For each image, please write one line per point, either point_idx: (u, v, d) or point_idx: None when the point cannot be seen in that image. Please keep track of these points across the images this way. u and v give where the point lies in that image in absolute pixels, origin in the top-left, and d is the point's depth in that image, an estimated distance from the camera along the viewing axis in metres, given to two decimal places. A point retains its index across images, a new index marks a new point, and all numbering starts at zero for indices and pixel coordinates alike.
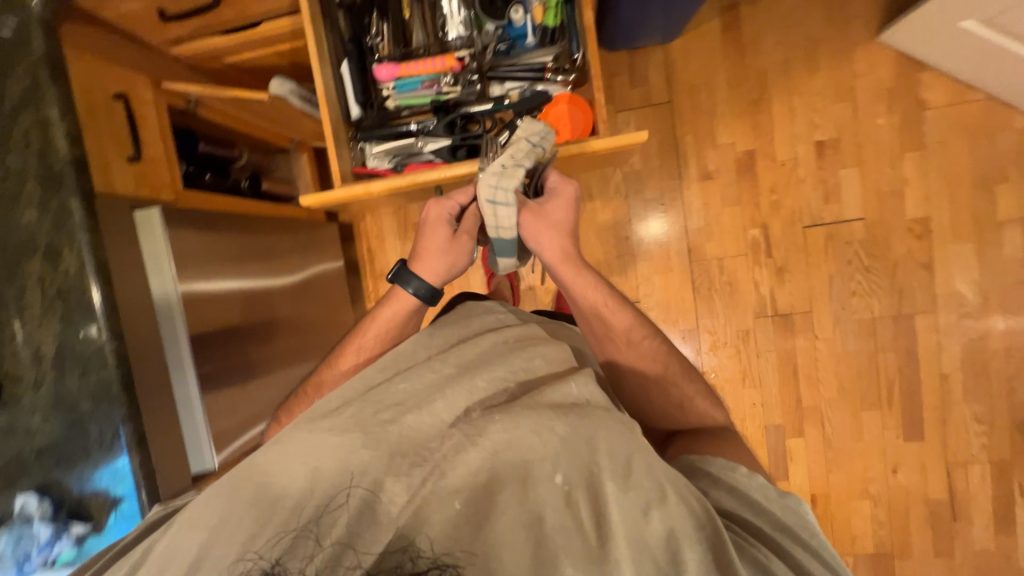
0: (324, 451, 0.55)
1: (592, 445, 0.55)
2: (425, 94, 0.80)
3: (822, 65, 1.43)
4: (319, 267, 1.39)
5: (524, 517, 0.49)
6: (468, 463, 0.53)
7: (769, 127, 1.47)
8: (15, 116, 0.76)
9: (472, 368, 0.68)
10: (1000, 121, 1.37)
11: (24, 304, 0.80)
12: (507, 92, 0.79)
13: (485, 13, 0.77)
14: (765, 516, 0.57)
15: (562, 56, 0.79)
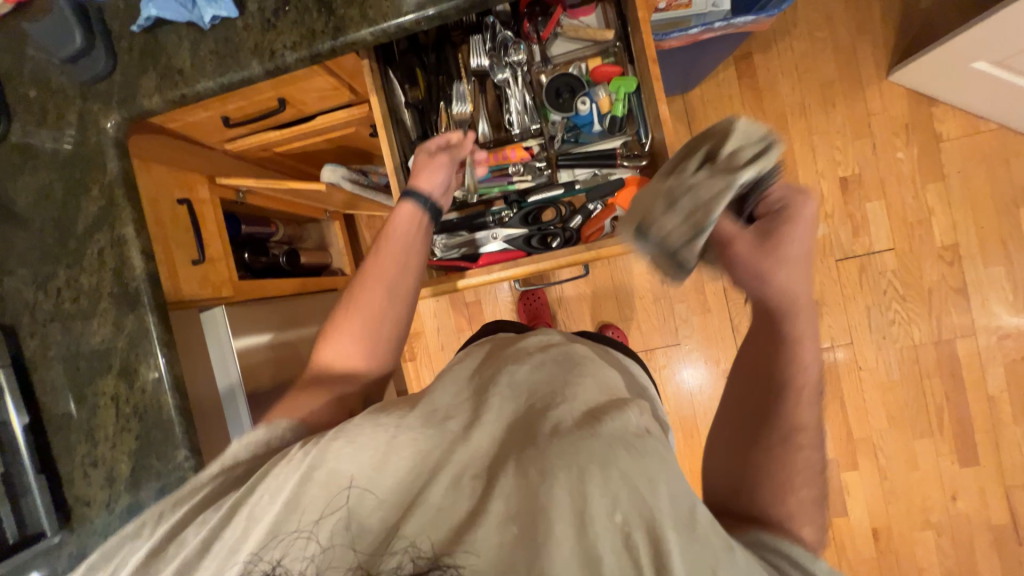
0: (388, 447, 0.52)
1: (656, 485, 0.46)
2: (495, 183, 0.85)
3: (837, 104, 1.48)
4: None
5: (573, 559, 0.42)
6: (508, 486, 0.47)
7: (792, 167, 1.51)
8: (91, 236, 0.77)
9: (521, 366, 0.61)
10: (1015, 148, 1.42)
11: (97, 424, 0.78)
12: (576, 177, 0.84)
13: (551, 105, 0.82)
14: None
15: (630, 142, 0.82)
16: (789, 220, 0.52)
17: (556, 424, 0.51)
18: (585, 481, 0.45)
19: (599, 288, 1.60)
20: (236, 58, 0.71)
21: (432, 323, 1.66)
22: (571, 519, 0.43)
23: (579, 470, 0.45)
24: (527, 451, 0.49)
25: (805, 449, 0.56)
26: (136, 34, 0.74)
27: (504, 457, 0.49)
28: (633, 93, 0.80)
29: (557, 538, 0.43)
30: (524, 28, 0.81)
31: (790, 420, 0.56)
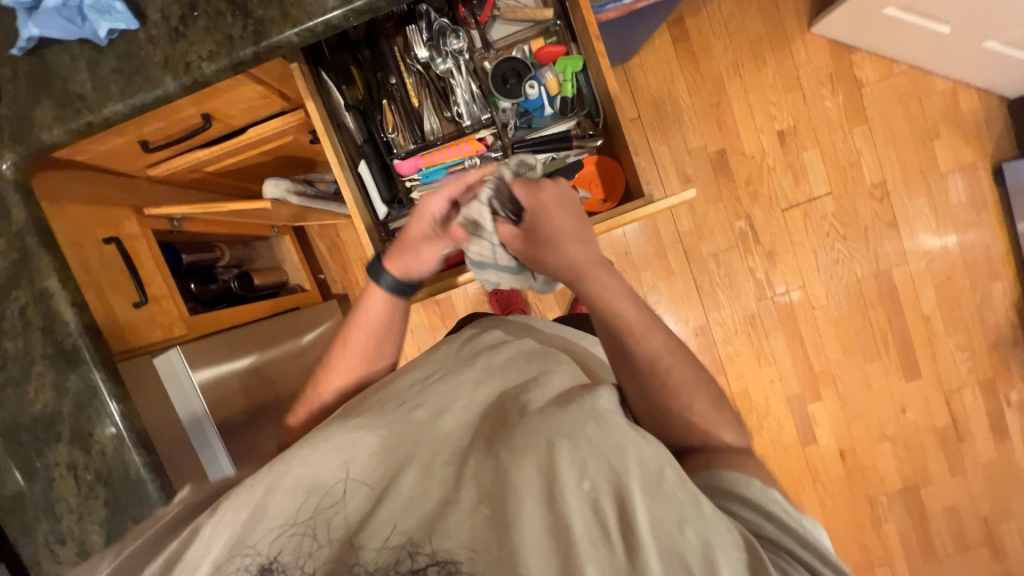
0: (369, 444, 0.56)
1: (621, 450, 0.50)
2: (452, 180, 0.83)
3: (767, 60, 1.54)
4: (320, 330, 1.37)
5: (540, 522, 0.46)
6: (477, 471, 0.52)
7: (733, 126, 1.56)
8: (7, 294, 0.68)
9: (500, 370, 0.67)
10: (925, 85, 1.54)
11: (54, 499, 0.71)
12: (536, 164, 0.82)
13: (500, 91, 0.80)
14: (799, 545, 0.48)
15: (583, 121, 0.84)
16: (536, 210, 0.66)
17: (535, 412, 0.57)
18: (551, 453, 0.50)
19: None
20: (144, 76, 0.64)
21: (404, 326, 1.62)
22: (547, 481, 0.48)
23: (547, 446, 0.51)
24: (510, 433, 0.55)
25: (675, 369, 0.63)
26: (18, 59, 0.64)
27: (491, 441, 0.55)
28: (579, 71, 0.81)
29: (526, 507, 0.47)
30: (460, 14, 0.79)
31: (644, 357, 0.63)
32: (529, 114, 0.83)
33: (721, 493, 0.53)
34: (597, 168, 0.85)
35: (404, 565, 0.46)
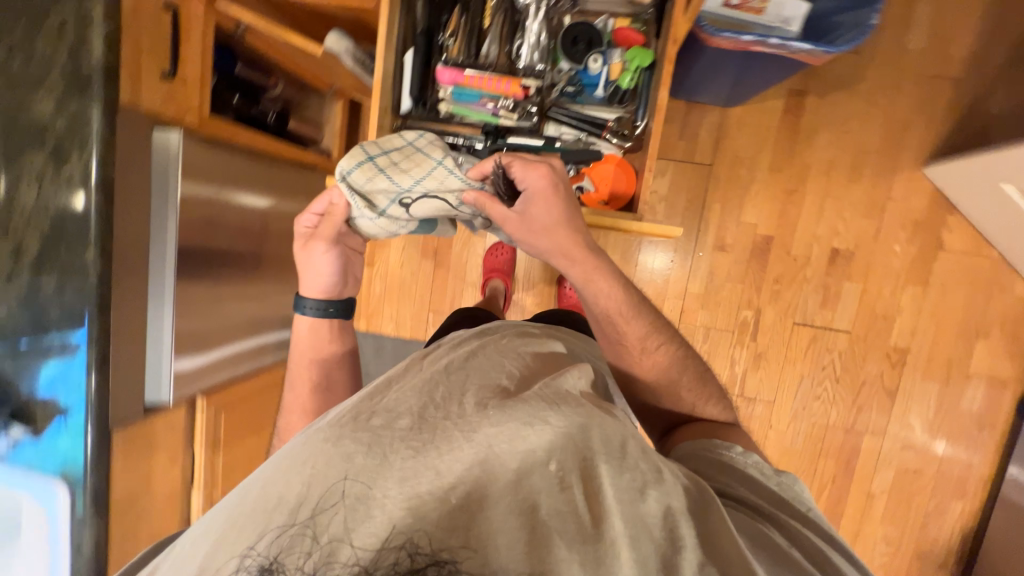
0: (323, 453, 0.51)
1: (586, 427, 0.56)
2: (480, 109, 0.87)
3: (863, 177, 1.45)
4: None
5: (516, 506, 0.49)
6: (447, 452, 0.51)
7: (794, 220, 1.49)
8: (58, 3, 0.74)
9: (461, 359, 0.67)
10: (1002, 282, 1.43)
11: (17, 192, 0.79)
12: (560, 134, 0.89)
13: (564, 52, 0.85)
14: (763, 489, 0.64)
15: (623, 119, 0.89)
16: (532, 196, 0.78)
17: (501, 396, 0.58)
18: (519, 440, 0.52)
19: None
20: None
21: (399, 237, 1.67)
22: (522, 464, 0.51)
23: (515, 433, 0.52)
24: (475, 411, 0.55)
25: (659, 348, 0.86)
26: None
27: (464, 422, 0.54)
28: (644, 67, 0.84)
29: (496, 493, 0.49)
30: None
31: (634, 337, 0.85)
32: (581, 87, 0.88)
33: (705, 454, 0.70)
34: (614, 165, 0.86)
35: (404, 566, 0.44)
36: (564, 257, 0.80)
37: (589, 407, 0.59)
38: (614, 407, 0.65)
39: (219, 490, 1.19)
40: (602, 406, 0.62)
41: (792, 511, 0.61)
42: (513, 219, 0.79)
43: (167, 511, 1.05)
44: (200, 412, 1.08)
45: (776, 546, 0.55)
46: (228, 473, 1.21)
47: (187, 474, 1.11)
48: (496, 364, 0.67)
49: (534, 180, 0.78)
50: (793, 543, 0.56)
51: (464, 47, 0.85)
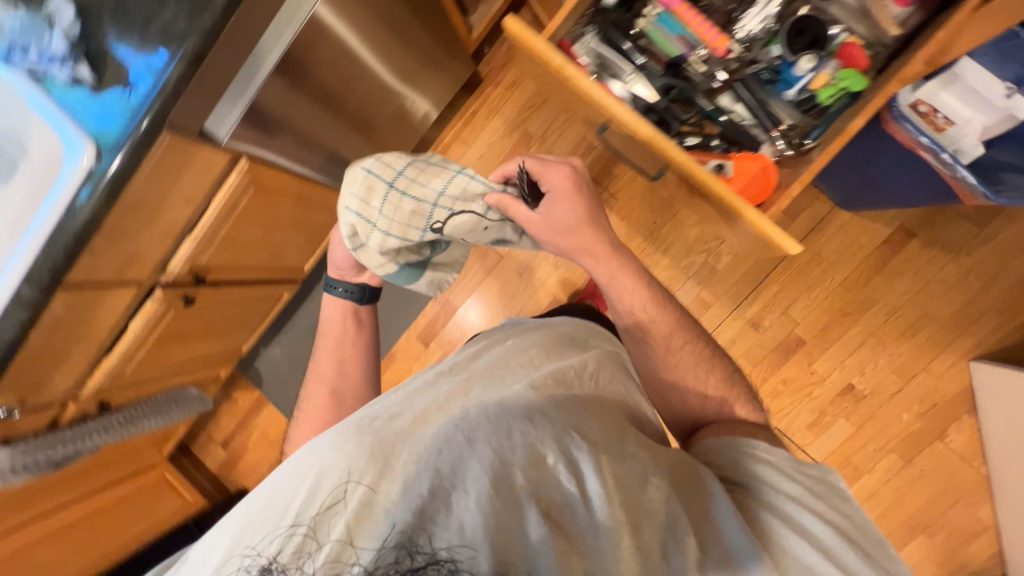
0: (325, 460, 0.59)
1: (581, 428, 0.67)
2: (676, 43, 0.87)
3: (914, 338, 1.45)
4: (413, 104, 1.45)
5: (523, 500, 0.57)
6: (448, 450, 0.60)
7: (832, 340, 1.49)
8: None
9: (470, 365, 0.77)
10: (973, 498, 1.44)
11: None
12: (730, 110, 0.88)
13: (782, 38, 0.84)
14: (787, 487, 0.71)
15: (798, 130, 0.86)
16: (559, 198, 0.86)
17: (502, 402, 0.68)
18: (517, 439, 0.62)
19: None
20: None
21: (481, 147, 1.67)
22: (522, 464, 0.60)
23: (514, 436, 0.63)
24: (475, 420, 0.64)
25: (681, 349, 0.93)
26: None
27: (465, 428, 0.62)
28: (849, 92, 0.83)
29: (500, 483, 0.57)
30: None
31: (659, 336, 0.93)
32: (776, 81, 0.87)
33: (726, 460, 0.76)
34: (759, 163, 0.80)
35: (404, 564, 0.52)
36: (590, 254, 0.90)
37: (578, 414, 0.70)
38: (612, 406, 0.77)
39: (207, 256, 1.17)
40: (595, 406, 0.74)
41: (813, 507, 0.69)
42: (539, 223, 0.88)
43: (157, 240, 1.02)
44: (235, 172, 1.05)
45: (782, 547, 0.65)
46: (223, 246, 1.19)
47: (191, 221, 1.08)
48: (502, 371, 0.76)
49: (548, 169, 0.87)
50: (805, 541, 0.65)
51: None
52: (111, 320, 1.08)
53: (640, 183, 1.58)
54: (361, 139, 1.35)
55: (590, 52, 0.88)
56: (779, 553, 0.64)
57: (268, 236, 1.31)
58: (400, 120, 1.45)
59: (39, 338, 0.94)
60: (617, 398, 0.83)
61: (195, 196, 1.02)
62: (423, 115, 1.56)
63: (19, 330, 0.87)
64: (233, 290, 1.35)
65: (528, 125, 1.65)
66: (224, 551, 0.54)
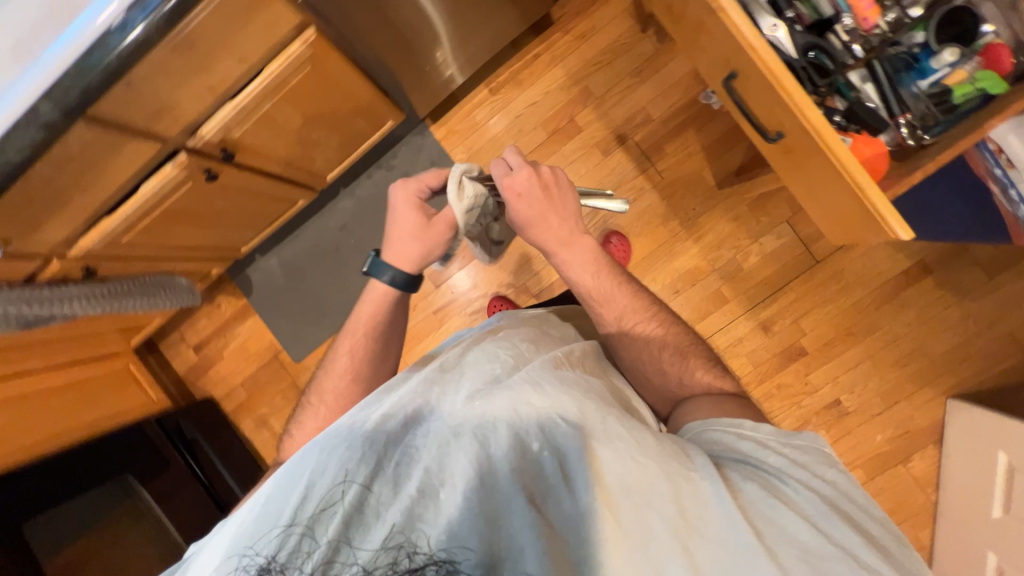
0: (307, 464, 0.55)
1: (567, 406, 0.62)
2: (827, 5, 0.86)
3: (905, 369, 1.52)
4: (442, 61, 1.35)
5: (517, 494, 0.54)
6: (432, 443, 0.57)
7: (831, 355, 1.55)
8: None
9: (454, 350, 0.72)
10: (919, 524, 1.54)
11: None
12: (862, 88, 0.88)
13: (929, 26, 0.86)
14: (769, 462, 0.63)
15: (924, 121, 0.88)
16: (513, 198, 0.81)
17: (488, 389, 0.63)
18: (500, 425, 0.58)
19: (644, 238, 1.59)
20: None
21: (537, 95, 1.61)
22: (509, 456, 0.56)
23: (497, 423, 0.58)
24: (462, 411, 0.60)
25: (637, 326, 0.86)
26: None
27: (449, 422, 0.58)
28: (985, 93, 0.85)
29: (490, 477, 0.54)
30: None
31: (612, 316, 0.86)
32: (910, 68, 0.89)
33: (707, 436, 0.68)
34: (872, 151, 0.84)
35: (403, 564, 0.48)
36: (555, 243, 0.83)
37: (564, 394, 0.63)
38: (597, 384, 0.72)
39: (242, 131, 1.05)
40: (585, 386, 0.68)
41: (801, 479, 0.61)
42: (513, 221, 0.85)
43: (198, 98, 0.91)
44: (299, 42, 0.94)
45: (768, 518, 0.55)
46: (260, 125, 1.07)
47: (237, 86, 0.96)
48: (485, 353, 0.70)
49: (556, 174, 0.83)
50: (796, 512, 0.56)
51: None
52: (124, 175, 0.95)
53: (689, 167, 1.56)
54: (427, 48, 1.25)
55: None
56: (765, 525, 0.54)
57: (306, 129, 1.20)
58: (431, 70, 1.36)
59: (45, 171, 0.82)
60: (607, 384, 0.76)
61: (251, 58, 0.91)
62: (449, 78, 1.46)
63: (30, 153, 0.76)
64: (254, 179, 1.23)
65: (590, 82, 1.59)
66: (215, 561, 0.49)
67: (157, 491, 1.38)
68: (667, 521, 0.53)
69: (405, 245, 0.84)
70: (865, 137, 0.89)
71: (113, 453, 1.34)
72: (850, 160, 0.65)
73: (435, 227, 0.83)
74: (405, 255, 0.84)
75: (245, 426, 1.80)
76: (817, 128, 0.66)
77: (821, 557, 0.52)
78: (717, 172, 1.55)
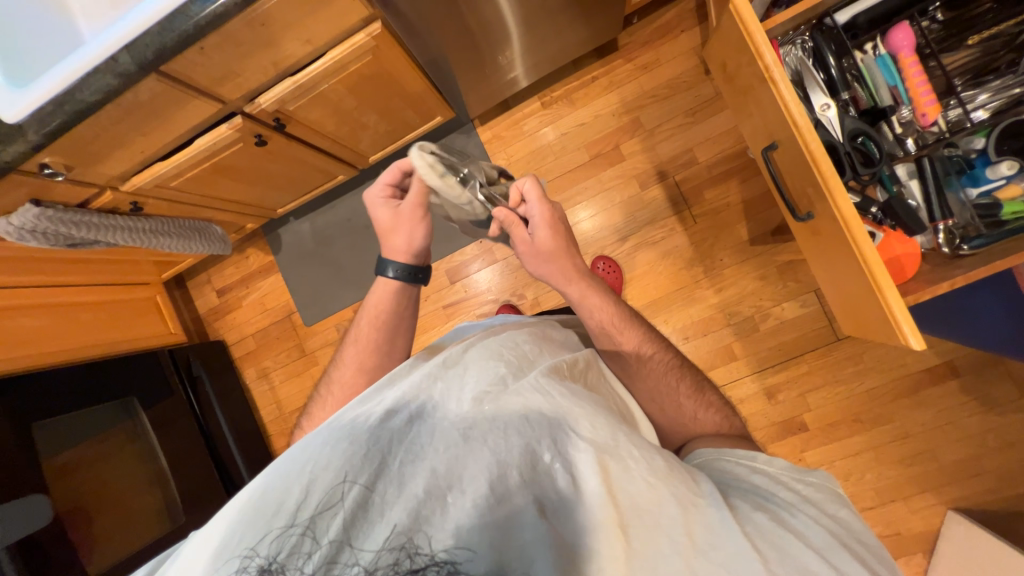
0: (311, 456, 0.53)
1: (576, 415, 0.60)
2: (885, 94, 0.93)
3: (908, 468, 1.45)
4: (507, 62, 1.36)
5: (524, 509, 0.52)
6: (440, 440, 0.55)
7: (833, 436, 1.49)
8: None
9: (464, 348, 0.71)
10: None
11: None
12: (906, 182, 0.93)
13: (991, 135, 0.89)
14: (779, 495, 0.63)
15: (967, 227, 0.89)
16: (540, 223, 0.84)
17: (498, 390, 0.61)
18: (510, 430, 0.56)
19: (664, 277, 1.57)
20: None
21: (587, 117, 1.61)
22: (518, 465, 0.54)
23: (507, 429, 0.56)
24: (470, 413, 0.58)
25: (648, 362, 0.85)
26: None
27: (460, 423, 0.56)
28: None
29: (498, 487, 0.52)
30: None
31: (629, 350, 0.85)
32: (964, 172, 0.93)
33: (721, 465, 0.68)
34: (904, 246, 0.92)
35: (404, 565, 0.47)
36: (563, 276, 0.85)
37: (574, 404, 0.62)
38: (601, 397, 0.70)
39: (297, 105, 1.10)
40: (592, 398, 0.66)
41: (809, 513, 0.60)
42: (527, 244, 0.85)
43: (261, 70, 0.96)
44: (363, 33, 0.98)
45: (780, 545, 0.53)
46: (315, 103, 1.12)
47: (300, 64, 1.01)
48: (493, 355, 0.68)
49: (548, 210, 0.85)
50: (806, 543, 0.54)
51: (925, 43, 0.94)
52: (183, 127, 1.01)
53: (724, 216, 1.53)
54: (487, 55, 1.28)
55: (794, 63, 0.98)
56: (773, 550, 0.52)
57: (358, 112, 1.24)
58: (498, 67, 1.37)
59: (114, 113, 0.89)
60: (607, 398, 0.74)
61: (316, 40, 0.95)
62: (512, 80, 1.48)
63: (102, 96, 0.83)
64: (301, 150, 1.29)
65: (642, 113, 1.58)
66: (214, 555, 0.48)
67: (155, 416, 1.46)
68: (675, 543, 0.51)
69: (390, 237, 0.87)
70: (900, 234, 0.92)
71: (127, 375, 1.44)
72: (872, 258, 0.67)
73: (408, 213, 0.84)
74: (392, 246, 0.87)
75: (249, 374, 1.89)
76: (843, 216, 0.68)
77: None
78: (752, 227, 1.51)
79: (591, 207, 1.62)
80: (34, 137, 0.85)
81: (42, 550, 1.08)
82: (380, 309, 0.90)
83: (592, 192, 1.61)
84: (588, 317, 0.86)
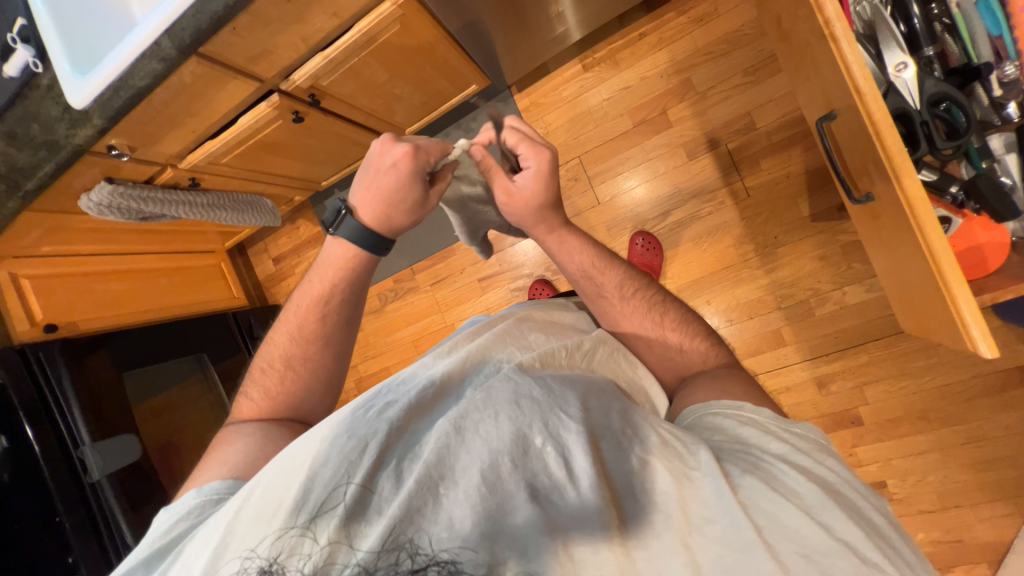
0: (309, 456, 0.55)
1: (568, 399, 0.58)
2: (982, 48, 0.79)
3: (980, 473, 1.30)
4: (557, 13, 1.26)
5: (520, 502, 0.50)
6: (429, 430, 0.56)
7: (891, 433, 1.36)
8: None
9: (461, 343, 0.72)
10: None
11: None
12: (1001, 157, 0.81)
13: None
14: (773, 447, 0.57)
15: None
16: (529, 171, 0.76)
17: (491, 380, 0.61)
18: (501, 416, 0.55)
19: (709, 255, 1.47)
20: None
21: (633, 79, 1.49)
22: (509, 453, 0.52)
23: (499, 415, 0.55)
24: (462, 404, 0.58)
25: (623, 301, 0.83)
26: None
27: (451, 415, 0.56)
28: None
29: (491, 475, 0.51)
30: None
31: (604, 290, 0.83)
32: None
33: (707, 421, 0.62)
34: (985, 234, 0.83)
35: (403, 564, 0.47)
36: (543, 231, 0.83)
37: (566, 389, 0.60)
38: (602, 378, 0.68)
39: (330, 81, 1.11)
40: (588, 382, 0.64)
41: (801, 466, 0.54)
42: (506, 192, 0.78)
43: (293, 46, 0.97)
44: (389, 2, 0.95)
45: (764, 509, 0.49)
46: (347, 77, 1.13)
47: (330, 38, 1.01)
48: (488, 351, 0.68)
49: (543, 160, 0.76)
50: (796, 507, 0.49)
51: None
52: (226, 107, 1.06)
53: (783, 189, 1.38)
54: (524, 16, 1.20)
55: (866, 11, 0.83)
56: (765, 520, 0.48)
57: (391, 84, 1.23)
58: (538, 27, 1.28)
59: (163, 96, 0.95)
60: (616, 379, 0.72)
61: (343, 13, 0.94)
62: (561, 34, 1.37)
63: (151, 79, 0.89)
64: (337, 124, 1.32)
65: (694, 73, 1.43)
66: (224, 562, 0.51)
67: (222, 370, 1.63)
68: (668, 519, 0.50)
69: (389, 214, 0.76)
70: (987, 219, 0.82)
71: (199, 335, 1.61)
72: (942, 251, 0.63)
73: (436, 202, 0.78)
74: (388, 223, 0.77)
75: None
76: (909, 203, 0.65)
77: (823, 555, 0.46)
78: (814, 202, 1.36)
79: (632, 178, 1.52)
80: (100, 121, 0.93)
81: (136, 480, 1.27)
82: (319, 301, 0.82)
83: (634, 162, 1.51)
84: (572, 261, 0.84)
